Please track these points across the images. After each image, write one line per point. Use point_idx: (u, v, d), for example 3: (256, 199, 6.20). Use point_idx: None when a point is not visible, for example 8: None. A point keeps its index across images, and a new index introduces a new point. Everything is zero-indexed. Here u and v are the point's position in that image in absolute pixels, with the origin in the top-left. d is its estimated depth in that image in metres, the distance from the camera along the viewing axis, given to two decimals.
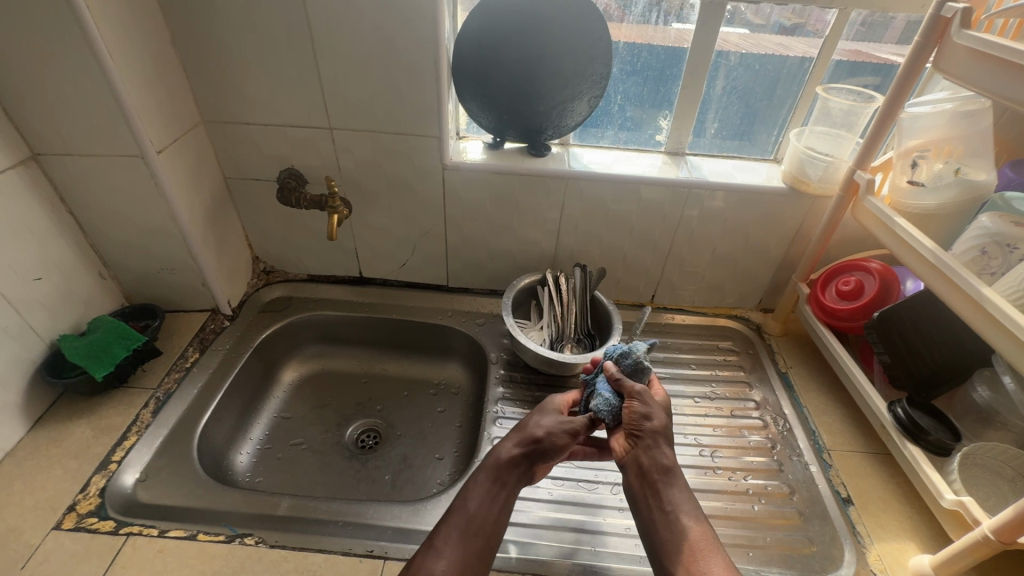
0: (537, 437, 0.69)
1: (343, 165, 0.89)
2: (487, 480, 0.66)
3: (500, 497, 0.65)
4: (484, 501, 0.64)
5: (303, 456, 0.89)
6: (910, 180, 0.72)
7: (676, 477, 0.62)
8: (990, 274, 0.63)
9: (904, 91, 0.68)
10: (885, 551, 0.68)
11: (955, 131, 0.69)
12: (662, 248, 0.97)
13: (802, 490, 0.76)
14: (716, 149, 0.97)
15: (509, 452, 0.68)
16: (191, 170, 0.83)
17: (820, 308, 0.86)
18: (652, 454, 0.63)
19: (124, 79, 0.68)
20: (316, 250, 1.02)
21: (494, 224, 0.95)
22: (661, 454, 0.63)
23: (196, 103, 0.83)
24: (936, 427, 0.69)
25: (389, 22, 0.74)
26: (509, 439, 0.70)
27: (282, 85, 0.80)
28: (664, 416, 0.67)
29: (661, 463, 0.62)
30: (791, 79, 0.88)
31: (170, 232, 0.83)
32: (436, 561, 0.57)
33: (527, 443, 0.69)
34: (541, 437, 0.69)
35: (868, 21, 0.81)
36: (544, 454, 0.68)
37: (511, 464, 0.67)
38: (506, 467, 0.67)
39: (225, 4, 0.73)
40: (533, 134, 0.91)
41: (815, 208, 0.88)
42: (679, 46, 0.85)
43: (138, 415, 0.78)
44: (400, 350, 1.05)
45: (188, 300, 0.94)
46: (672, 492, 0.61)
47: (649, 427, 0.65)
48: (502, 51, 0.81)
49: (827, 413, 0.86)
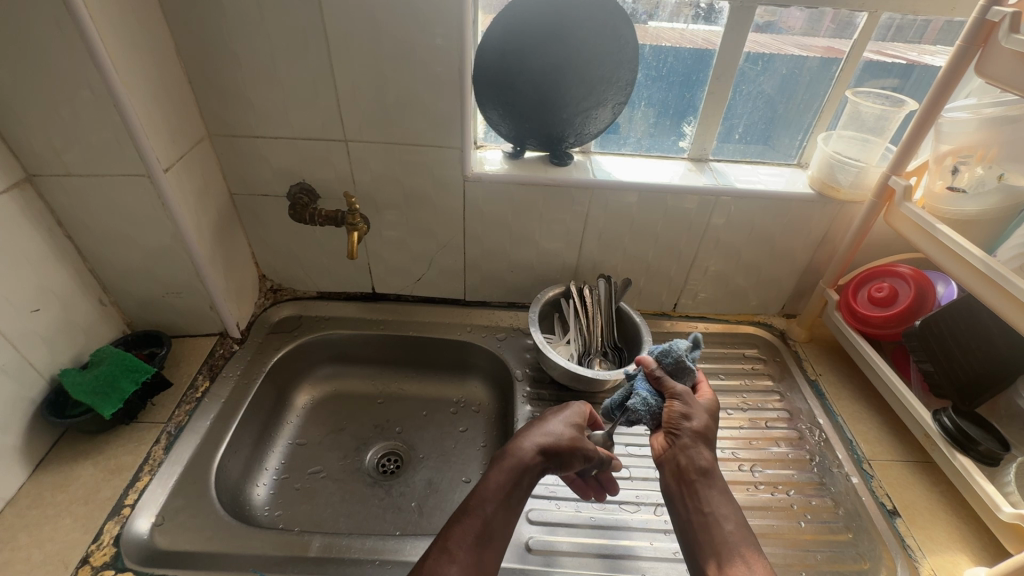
0: (558, 445, 0.65)
1: (359, 179, 0.85)
2: (505, 482, 0.62)
3: (514, 502, 0.61)
4: (501, 505, 0.60)
5: (324, 485, 0.85)
6: (949, 186, 0.71)
7: (715, 480, 0.60)
8: None
9: (945, 95, 0.68)
10: (938, 565, 0.67)
11: (995, 137, 0.68)
12: (687, 256, 0.95)
13: (846, 503, 0.74)
14: (738, 155, 0.94)
15: (530, 454, 0.64)
16: (198, 188, 0.78)
17: (852, 315, 0.85)
18: (690, 456, 0.60)
19: (129, 94, 0.63)
20: (328, 266, 0.97)
21: (515, 236, 0.92)
22: (701, 456, 0.60)
23: (202, 116, 0.78)
24: (985, 436, 0.68)
25: (412, 28, 0.70)
26: (533, 442, 0.65)
27: (296, 96, 0.76)
28: (709, 418, 0.64)
29: (701, 465, 0.60)
30: (817, 83, 0.86)
31: (176, 255, 0.78)
32: (449, 567, 0.54)
33: (547, 450, 0.64)
34: (563, 447, 0.65)
35: (893, 22, 0.80)
36: (561, 464, 0.65)
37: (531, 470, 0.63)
38: (528, 472, 0.63)
39: (236, 12, 0.68)
40: (555, 142, 0.88)
41: (844, 213, 0.87)
42: (706, 51, 0.83)
43: (150, 452, 0.73)
44: (417, 368, 1.01)
45: (194, 325, 0.88)
46: (710, 494, 0.59)
47: (691, 429, 0.61)
48: (528, 58, 0.78)
49: (861, 421, 0.85)
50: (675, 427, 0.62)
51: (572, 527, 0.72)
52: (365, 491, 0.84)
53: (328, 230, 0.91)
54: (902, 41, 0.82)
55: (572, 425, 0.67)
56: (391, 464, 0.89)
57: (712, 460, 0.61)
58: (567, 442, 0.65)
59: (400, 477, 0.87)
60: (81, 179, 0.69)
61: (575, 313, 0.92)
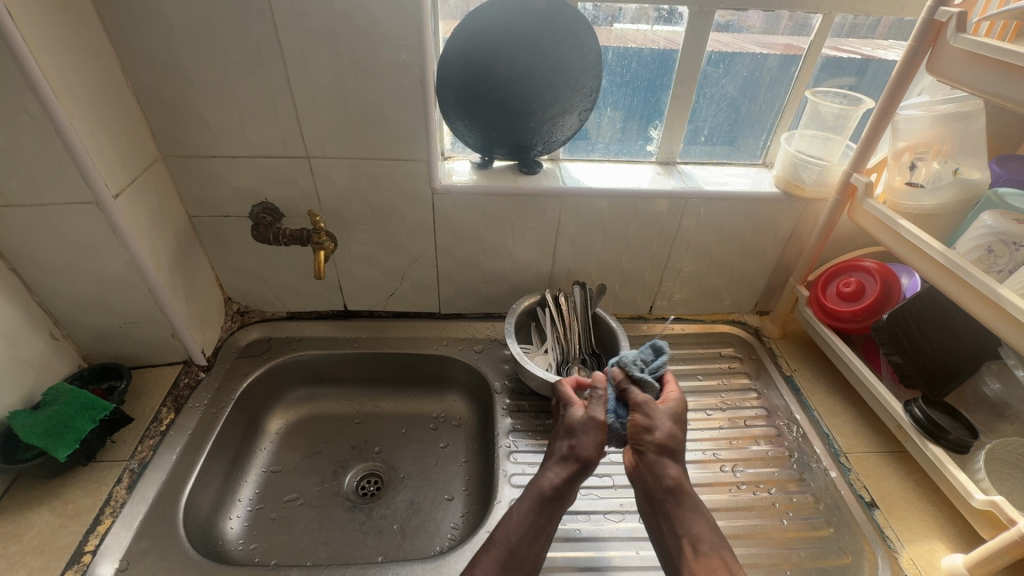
0: (579, 461, 0.65)
1: (323, 195, 0.83)
2: (528, 513, 0.64)
3: (543, 529, 0.63)
4: (527, 535, 0.62)
5: (301, 513, 0.82)
6: (908, 181, 0.73)
7: (684, 491, 0.64)
8: (998, 272, 0.64)
9: (899, 94, 0.69)
10: (917, 554, 0.68)
11: (949, 132, 0.70)
12: (661, 259, 0.95)
13: (826, 498, 0.75)
14: (706, 156, 0.95)
15: (552, 481, 0.65)
16: (153, 213, 0.74)
17: (821, 310, 0.86)
18: (656, 474, 0.64)
19: (71, 119, 0.60)
20: (296, 286, 0.95)
21: (487, 246, 0.91)
22: (667, 471, 0.64)
23: (154, 137, 0.75)
24: (954, 425, 0.69)
25: (371, 41, 0.68)
26: (554, 468, 0.66)
27: (253, 114, 0.73)
28: (670, 422, 0.67)
29: (666, 482, 0.64)
30: (778, 84, 0.88)
31: (133, 283, 0.74)
32: None
33: (568, 470, 0.65)
34: (582, 460, 0.65)
35: (847, 21, 0.82)
36: (584, 475, 0.66)
37: (557, 491, 0.64)
38: (551, 495, 0.64)
39: (185, 29, 0.66)
40: (522, 150, 0.87)
41: (809, 210, 0.88)
42: (667, 56, 0.83)
43: (111, 493, 0.69)
44: (394, 385, 0.99)
45: (156, 354, 0.85)
46: (682, 505, 0.63)
47: (653, 442, 0.65)
48: (492, 66, 0.77)
49: (836, 415, 0.86)
50: (641, 441, 0.66)
51: (557, 542, 0.71)
52: (345, 517, 0.82)
53: (294, 249, 0.88)
54: (857, 37, 0.84)
55: (591, 434, 0.66)
56: (371, 487, 0.86)
57: (679, 471, 0.65)
58: (586, 455, 0.65)
59: (381, 500, 0.84)
60: (24, 210, 0.65)
61: (551, 321, 0.91)
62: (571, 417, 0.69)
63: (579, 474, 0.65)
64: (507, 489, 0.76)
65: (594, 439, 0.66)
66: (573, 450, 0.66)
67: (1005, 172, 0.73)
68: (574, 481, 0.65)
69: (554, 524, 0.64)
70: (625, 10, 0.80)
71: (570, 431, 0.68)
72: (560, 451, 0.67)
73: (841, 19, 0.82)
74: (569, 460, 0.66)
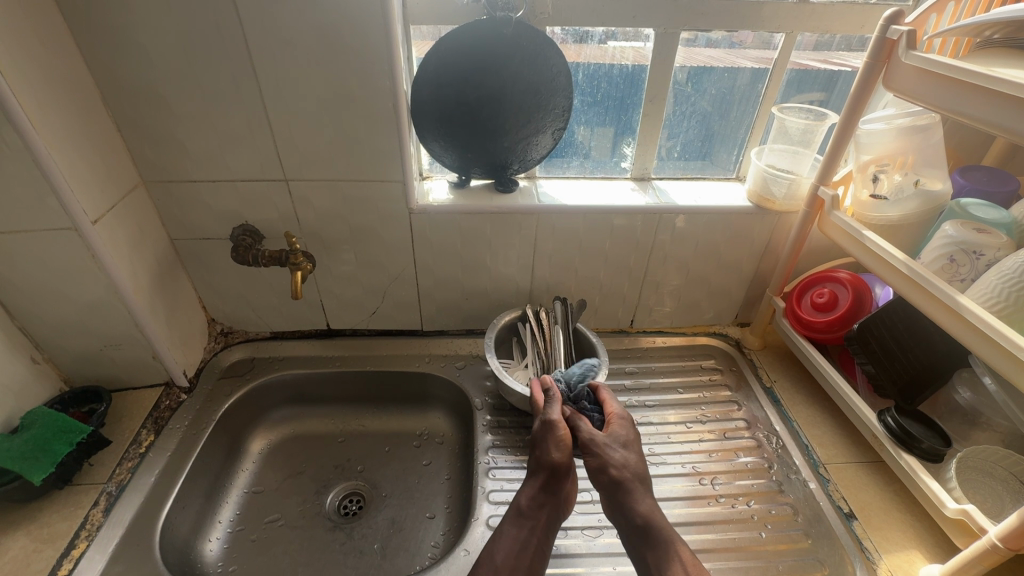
0: (549, 469, 0.69)
1: (303, 217, 0.84)
2: (512, 533, 0.67)
3: (530, 546, 0.66)
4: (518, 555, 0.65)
5: (281, 534, 0.81)
6: (873, 194, 0.74)
7: (655, 528, 0.64)
8: (961, 281, 0.65)
9: (858, 110, 0.71)
10: (895, 566, 0.68)
11: (909, 145, 0.72)
12: (638, 273, 0.96)
13: (805, 509, 0.75)
14: (680, 171, 0.97)
15: (528, 496, 0.69)
16: (132, 237, 0.76)
17: (797, 321, 0.87)
18: (629, 508, 0.65)
19: (49, 148, 0.62)
20: (278, 306, 0.96)
21: (466, 263, 0.92)
22: (638, 504, 0.65)
23: (134, 163, 0.76)
24: (927, 434, 0.69)
25: (343, 67, 0.70)
26: (528, 483, 0.71)
27: (231, 139, 0.75)
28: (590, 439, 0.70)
29: (637, 518, 0.65)
30: (746, 101, 0.90)
31: (113, 307, 0.75)
32: None
33: (539, 481, 0.70)
34: (552, 466, 0.69)
35: (834, 38, 0.85)
36: (555, 483, 0.69)
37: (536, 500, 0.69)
38: (530, 511, 0.68)
39: (161, 58, 0.68)
40: (498, 170, 0.89)
41: (782, 223, 0.90)
42: (636, 77, 0.86)
43: (87, 517, 0.70)
44: (377, 404, 0.99)
45: (137, 376, 0.85)
46: (655, 546, 0.63)
47: (615, 478, 0.67)
48: (464, 90, 0.79)
49: (816, 426, 0.87)
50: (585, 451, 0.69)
51: None
52: (327, 537, 0.82)
53: (275, 270, 0.90)
54: (845, 51, 0.87)
55: (550, 434, 0.70)
56: (355, 505, 0.86)
57: (650, 502, 0.66)
58: (547, 460, 0.69)
59: (364, 517, 0.84)
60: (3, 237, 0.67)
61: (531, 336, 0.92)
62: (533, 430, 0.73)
63: (552, 479, 0.69)
64: (486, 506, 0.76)
65: (551, 441, 0.70)
66: (538, 461, 0.70)
67: (967, 183, 0.74)
68: (550, 484, 0.70)
69: (542, 538, 0.68)
70: (618, 30, 0.82)
71: (535, 443, 0.72)
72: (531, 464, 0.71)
73: (827, 36, 0.84)
74: (538, 471, 0.70)
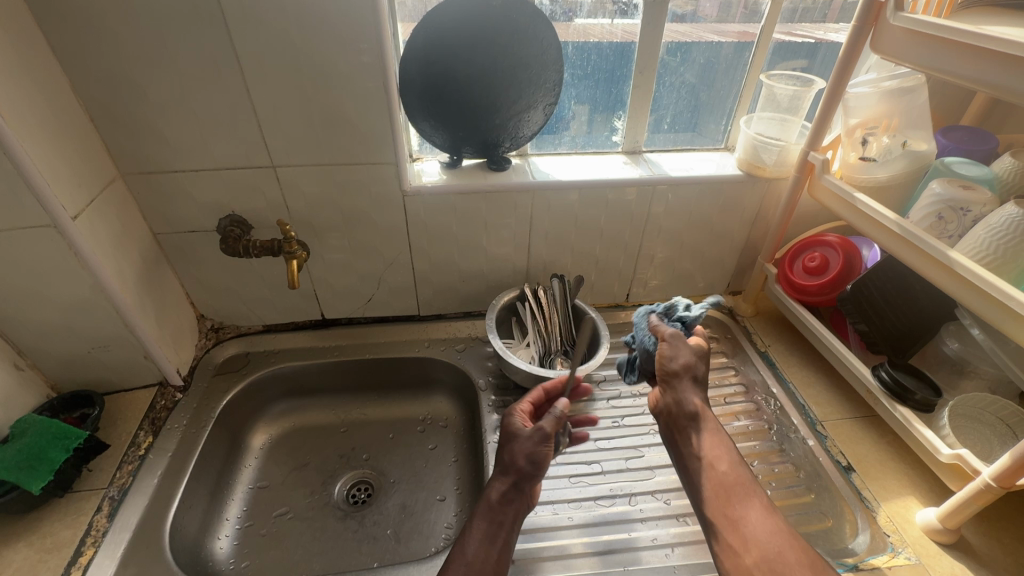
0: (520, 472, 0.64)
1: (293, 205, 0.82)
2: (476, 525, 0.63)
3: (500, 540, 0.63)
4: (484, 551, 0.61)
5: (291, 526, 0.81)
6: (861, 156, 0.76)
7: (702, 417, 0.66)
8: (949, 237, 0.68)
9: (846, 74, 0.72)
10: (894, 512, 0.71)
11: (896, 106, 0.74)
12: (634, 248, 0.97)
13: (806, 465, 0.78)
14: (670, 143, 0.97)
15: (498, 492, 0.64)
16: (114, 233, 0.72)
17: (790, 285, 0.89)
18: (677, 397, 0.68)
19: (21, 141, 0.58)
20: (271, 299, 0.93)
21: (462, 245, 0.91)
22: (688, 399, 0.67)
23: (110, 155, 0.73)
24: (919, 385, 0.72)
25: (328, 46, 0.68)
26: (498, 480, 0.65)
27: (214, 125, 0.72)
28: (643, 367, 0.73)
29: (689, 408, 0.67)
30: (732, 70, 0.90)
31: (100, 306, 0.72)
32: None
33: (510, 481, 0.64)
34: (524, 470, 0.64)
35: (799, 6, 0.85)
36: (529, 479, 0.64)
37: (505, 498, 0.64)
38: (498, 508, 0.64)
39: (134, 41, 0.64)
40: (489, 148, 0.88)
41: (771, 190, 0.91)
42: (626, 47, 0.85)
43: (91, 523, 0.68)
44: (379, 391, 0.98)
45: (129, 378, 0.82)
46: (700, 428, 0.66)
47: (673, 370, 0.69)
48: (453, 66, 0.77)
49: (810, 386, 0.90)
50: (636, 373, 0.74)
51: (550, 532, 0.71)
52: (338, 527, 0.81)
53: (266, 261, 0.87)
54: (808, 21, 0.88)
55: (532, 436, 0.65)
56: (364, 494, 0.85)
57: (701, 398, 0.68)
58: (522, 463, 0.64)
59: (374, 505, 0.84)
60: None
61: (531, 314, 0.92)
62: (508, 422, 0.69)
63: (522, 482, 0.64)
64: None
65: (528, 442, 0.65)
66: (511, 459, 0.65)
67: (950, 143, 0.76)
68: (520, 487, 0.64)
69: (511, 532, 0.64)
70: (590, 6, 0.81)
71: (508, 437, 0.67)
72: (503, 459, 0.66)
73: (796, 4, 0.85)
74: (509, 470, 0.65)
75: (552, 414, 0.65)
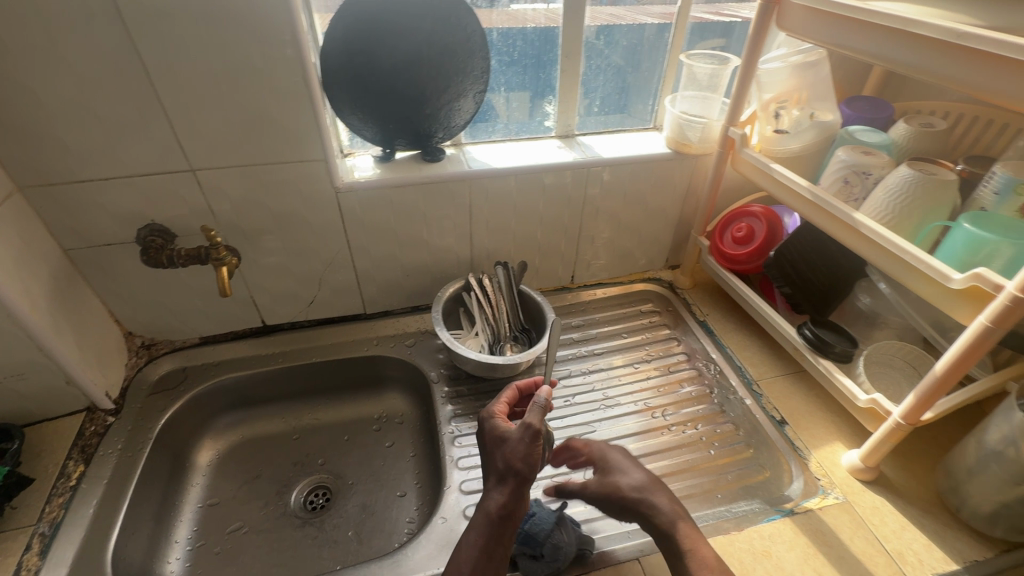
0: (519, 478, 0.60)
1: (218, 209, 0.78)
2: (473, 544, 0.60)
3: (496, 554, 0.59)
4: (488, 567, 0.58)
5: (247, 541, 0.78)
6: (776, 129, 0.80)
7: (643, 500, 0.62)
8: (855, 200, 0.73)
9: (756, 51, 0.76)
10: (823, 457, 0.78)
11: (803, 80, 0.79)
12: (574, 230, 0.99)
13: (744, 423, 0.83)
14: (601, 126, 0.99)
15: (497, 503, 0.60)
16: (17, 251, 0.67)
17: (722, 256, 0.94)
18: (607, 478, 0.65)
19: None
20: (205, 309, 0.89)
21: (402, 239, 0.90)
22: (630, 480, 0.64)
23: (3, 169, 0.67)
24: (838, 339, 0.78)
25: (239, 40, 0.65)
26: (495, 489, 0.61)
27: (120, 129, 0.67)
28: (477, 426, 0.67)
29: (628, 488, 0.64)
30: (655, 51, 0.93)
31: (9, 332, 0.67)
32: None
33: (510, 488, 0.60)
34: (523, 473, 0.60)
35: None
36: (527, 485, 0.60)
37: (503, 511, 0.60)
38: (497, 523, 0.60)
39: (16, 41, 0.59)
40: (423, 139, 0.86)
41: (699, 165, 0.95)
42: (550, 31, 0.86)
43: (21, 563, 0.63)
44: (330, 394, 0.96)
45: (52, 406, 0.77)
46: (644, 506, 0.62)
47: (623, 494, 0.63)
48: (376, 56, 0.75)
49: (745, 349, 0.95)
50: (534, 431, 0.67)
51: None
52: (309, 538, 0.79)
53: (195, 270, 0.83)
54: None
55: (525, 436, 0.61)
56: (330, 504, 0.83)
57: (641, 476, 0.65)
58: (519, 465, 0.60)
59: (340, 504, 0.83)
60: None
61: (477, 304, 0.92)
62: (496, 426, 0.65)
63: (521, 488, 0.60)
64: (457, 473, 0.78)
65: (521, 444, 0.61)
66: (506, 463, 0.61)
67: (853, 112, 0.82)
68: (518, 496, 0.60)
69: (508, 546, 0.60)
70: None
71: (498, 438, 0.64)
72: (498, 467, 0.62)
73: None
74: (506, 478, 0.60)
75: (541, 404, 0.62)
